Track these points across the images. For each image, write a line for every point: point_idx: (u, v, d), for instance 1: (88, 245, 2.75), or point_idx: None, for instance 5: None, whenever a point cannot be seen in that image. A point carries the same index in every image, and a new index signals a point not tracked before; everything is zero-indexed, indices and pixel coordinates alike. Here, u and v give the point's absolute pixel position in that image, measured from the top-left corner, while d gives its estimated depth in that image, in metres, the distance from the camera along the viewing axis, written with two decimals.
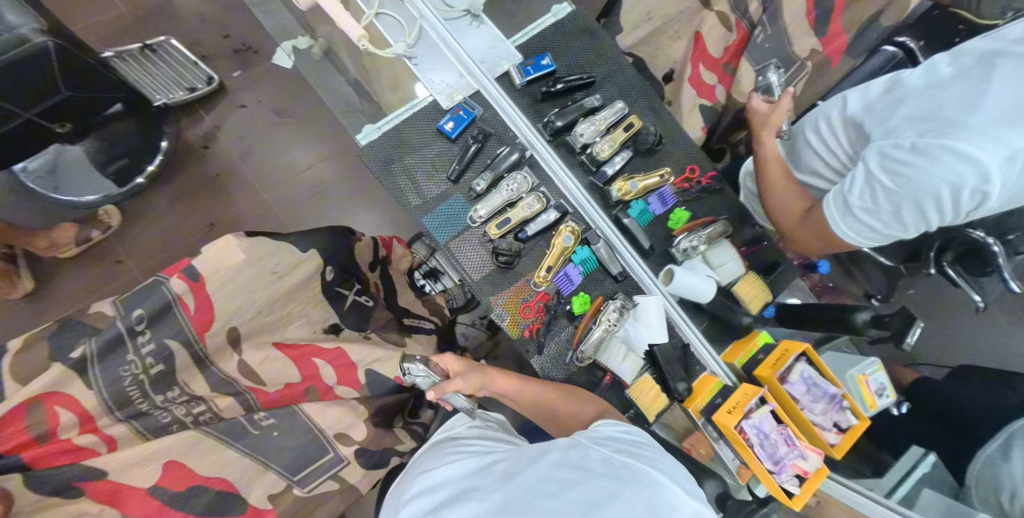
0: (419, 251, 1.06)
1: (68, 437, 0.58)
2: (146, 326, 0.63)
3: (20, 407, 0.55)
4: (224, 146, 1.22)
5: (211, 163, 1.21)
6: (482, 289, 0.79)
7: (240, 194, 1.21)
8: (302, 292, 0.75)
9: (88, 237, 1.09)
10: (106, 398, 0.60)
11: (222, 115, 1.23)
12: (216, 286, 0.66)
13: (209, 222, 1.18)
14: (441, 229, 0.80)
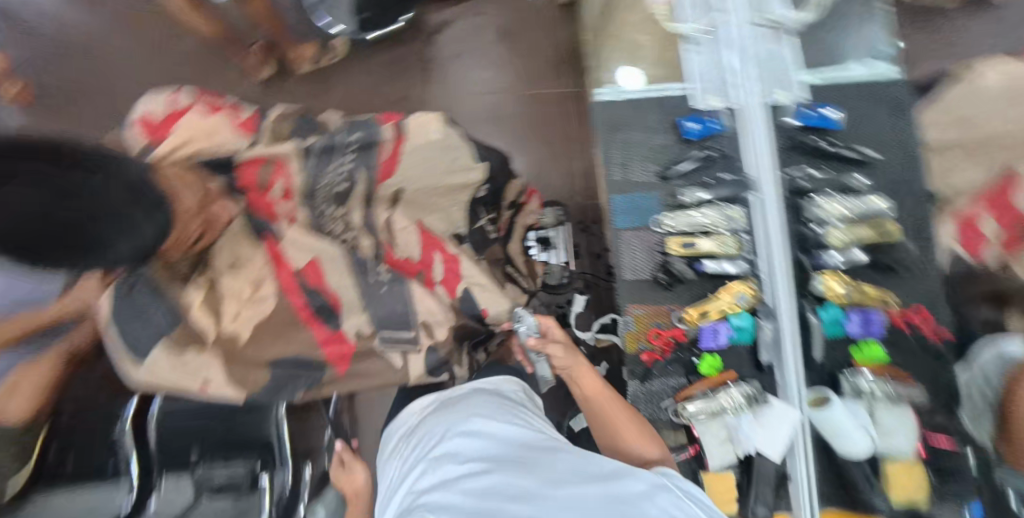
0: (546, 216, 1.25)
1: (272, 199, 0.68)
2: (355, 149, 0.75)
3: (261, 158, 0.67)
4: (444, 40, 1.38)
5: (431, 48, 1.37)
6: (629, 281, 0.93)
7: (435, 85, 1.36)
8: (454, 193, 0.91)
9: (320, 58, 1.30)
10: (309, 184, 0.70)
11: (459, 14, 1.39)
12: (410, 150, 0.80)
13: (402, 95, 1.34)
14: (626, 215, 0.95)
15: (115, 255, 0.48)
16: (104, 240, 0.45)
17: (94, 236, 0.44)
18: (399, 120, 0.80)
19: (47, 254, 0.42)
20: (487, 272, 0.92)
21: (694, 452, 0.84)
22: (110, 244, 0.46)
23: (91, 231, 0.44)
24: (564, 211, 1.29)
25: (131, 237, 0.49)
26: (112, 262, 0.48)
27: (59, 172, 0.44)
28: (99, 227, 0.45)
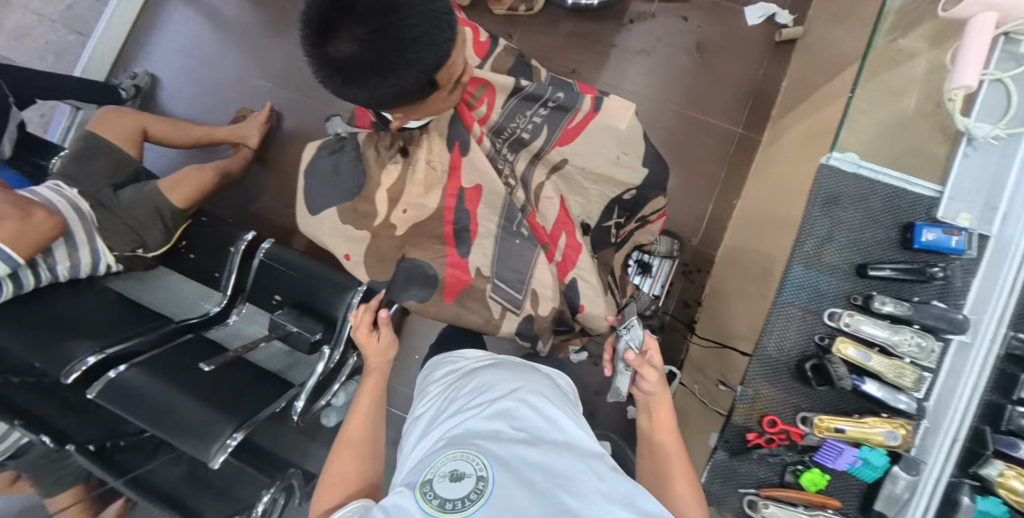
0: (661, 245, 1.12)
1: (474, 119, 0.66)
2: (551, 105, 0.72)
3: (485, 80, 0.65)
4: (640, 33, 1.30)
5: (621, 38, 1.31)
6: (783, 369, 0.58)
7: (608, 77, 1.31)
8: (609, 185, 0.84)
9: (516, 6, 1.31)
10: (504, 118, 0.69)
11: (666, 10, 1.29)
12: (593, 129, 0.76)
13: (573, 70, 1.32)
14: (835, 271, 0.57)
15: (415, 73, 0.46)
16: (412, 46, 0.44)
17: (402, 59, 0.44)
18: (599, 94, 0.76)
19: (373, 55, 0.43)
20: (597, 269, 0.89)
21: None
22: (417, 57, 0.45)
23: (405, 34, 0.43)
24: (679, 245, 1.15)
25: (437, 54, 0.46)
26: (412, 84, 0.47)
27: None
28: (412, 36, 0.43)
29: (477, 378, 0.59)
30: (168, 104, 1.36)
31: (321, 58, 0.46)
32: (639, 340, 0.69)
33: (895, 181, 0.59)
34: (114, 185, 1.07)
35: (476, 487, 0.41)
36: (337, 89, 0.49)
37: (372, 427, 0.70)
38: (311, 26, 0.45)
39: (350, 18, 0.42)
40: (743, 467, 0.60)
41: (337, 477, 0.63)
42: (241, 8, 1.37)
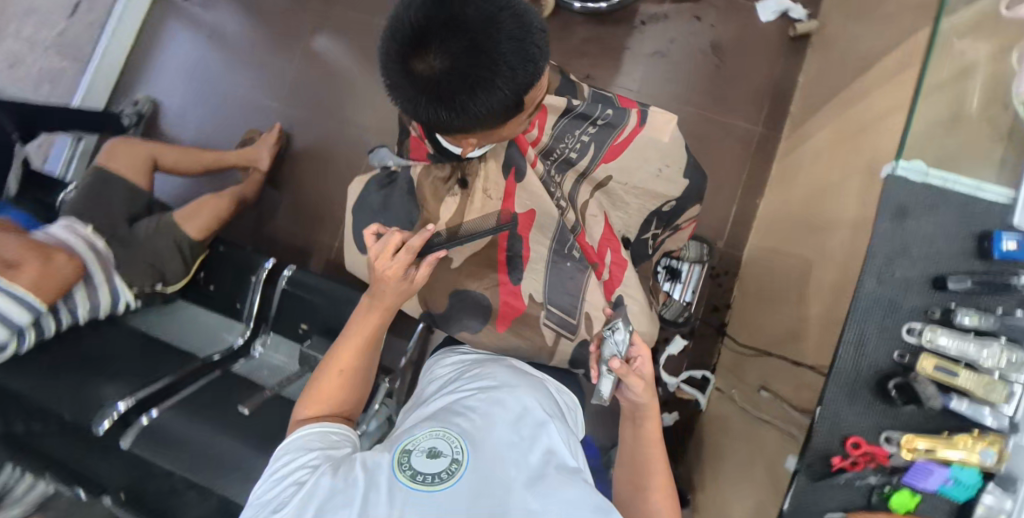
0: (690, 252, 1.09)
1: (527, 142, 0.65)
2: (597, 124, 0.71)
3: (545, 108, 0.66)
4: (654, 34, 1.23)
5: (633, 41, 1.24)
6: (848, 388, 0.59)
7: (624, 83, 1.24)
8: (652, 200, 0.83)
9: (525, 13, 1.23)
10: (553, 140, 0.69)
11: (679, 9, 1.23)
12: (636, 147, 0.75)
13: (586, 76, 1.25)
14: (898, 296, 0.58)
15: (504, 89, 0.45)
16: (505, 62, 0.43)
17: (491, 78, 0.44)
18: (642, 108, 0.76)
19: (466, 70, 0.43)
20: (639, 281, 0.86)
21: None
22: (509, 74, 0.44)
23: (500, 50, 0.43)
24: (708, 250, 1.12)
25: (526, 72, 0.46)
26: (499, 102, 0.46)
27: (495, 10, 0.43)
28: (506, 53, 0.43)
29: (476, 377, 0.64)
30: (172, 129, 1.32)
31: (406, 72, 0.45)
32: (626, 343, 0.65)
33: (965, 190, 0.59)
34: (129, 218, 1.04)
35: (450, 467, 0.47)
36: (419, 105, 0.48)
37: (364, 355, 0.67)
38: (399, 39, 0.44)
39: (447, 32, 0.41)
40: (826, 490, 0.59)
41: (321, 396, 0.64)
42: (242, 26, 1.32)
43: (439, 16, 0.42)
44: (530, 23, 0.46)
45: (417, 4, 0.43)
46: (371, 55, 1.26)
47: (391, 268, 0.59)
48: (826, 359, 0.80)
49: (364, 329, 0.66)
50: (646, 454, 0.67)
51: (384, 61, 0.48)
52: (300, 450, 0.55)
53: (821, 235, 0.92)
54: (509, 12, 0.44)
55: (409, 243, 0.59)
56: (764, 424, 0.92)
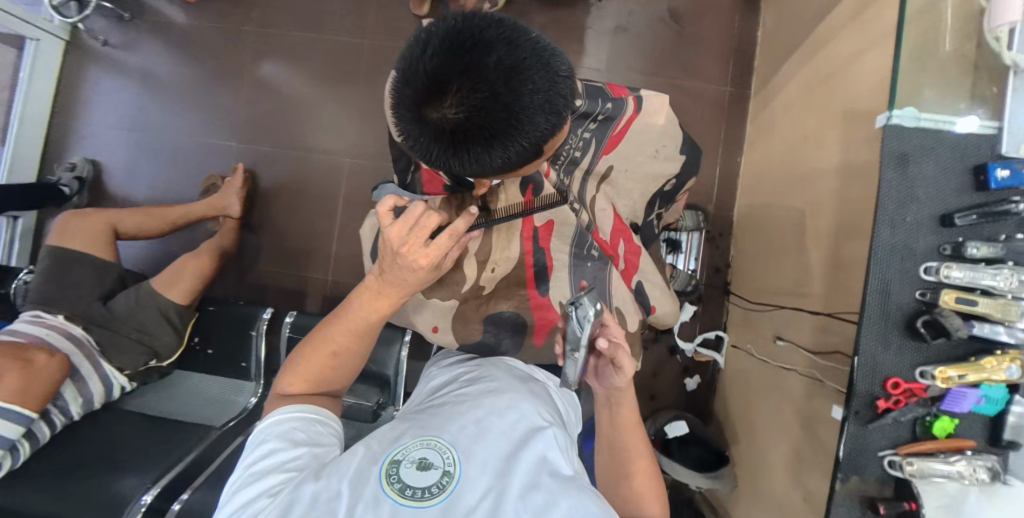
0: (687, 222, 1.13)
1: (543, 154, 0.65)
2: (599, 119, 0.72)
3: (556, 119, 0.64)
4: (612, 9, 1.21)
5: (593, 19, 1.22)
6: (875, 327, 0.67)
7: (591, 63, 1.22)
8: (652, 181, 0.89)
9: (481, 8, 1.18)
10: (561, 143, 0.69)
11: None
12: (631, 137, 0.80)
13: None
14: (904, 233, 0.67)
15: (522, 141, 0.46)
16: (526, 114, 0.44)
17: (510, 127, 0.44)
18: (636, 94, 0.78)
19: (484, 123, 0.42)
20: (654, 265, 0.92)
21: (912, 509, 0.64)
22: (528, 126, 0.45)
23: (522, 102, 0.43)
24: (703, 216, 1.15)
25: (545, 122, 0.46)
26: (515, 152, 0.47)
27: (513, 57, 0.42)
28: (528, 106, 0.43)
29: (470, 379, 0.64)
30: (122, 189, 1.21)
31: (420, 117, 0.44)
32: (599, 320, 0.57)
33: (954, 128, 0.66)
34: (103, 297, 0.96)
35: (440, 480, 0.48)
36: (429, 150, 0.48)
37: (360, 338, 0.65)
38: (415, 84, 0.43)
39: (469, 83, 0.41)
40: (875, 432, 0.66)
41: (305, 372, 0.64)
42: (176, 64, 1.21)
43: (461, 66, 0.41)
44: (550, 71, 0.46)
45: (437, 49, 0.42)
46: (325, 75, 1.19)
47: (430, 250, 0.56)
48: (830, 300, 0.86)
49: (358, 317, 0.64)
50: (628, 442, 0.68)
51: (398, 102, 0.47)
52: (283, 443, 0.55)
53: (807, 185, 0.96)
54: (532, 63, 0.44)
55: (457, 228, 0.57)
56: (783, 371, 0.97)
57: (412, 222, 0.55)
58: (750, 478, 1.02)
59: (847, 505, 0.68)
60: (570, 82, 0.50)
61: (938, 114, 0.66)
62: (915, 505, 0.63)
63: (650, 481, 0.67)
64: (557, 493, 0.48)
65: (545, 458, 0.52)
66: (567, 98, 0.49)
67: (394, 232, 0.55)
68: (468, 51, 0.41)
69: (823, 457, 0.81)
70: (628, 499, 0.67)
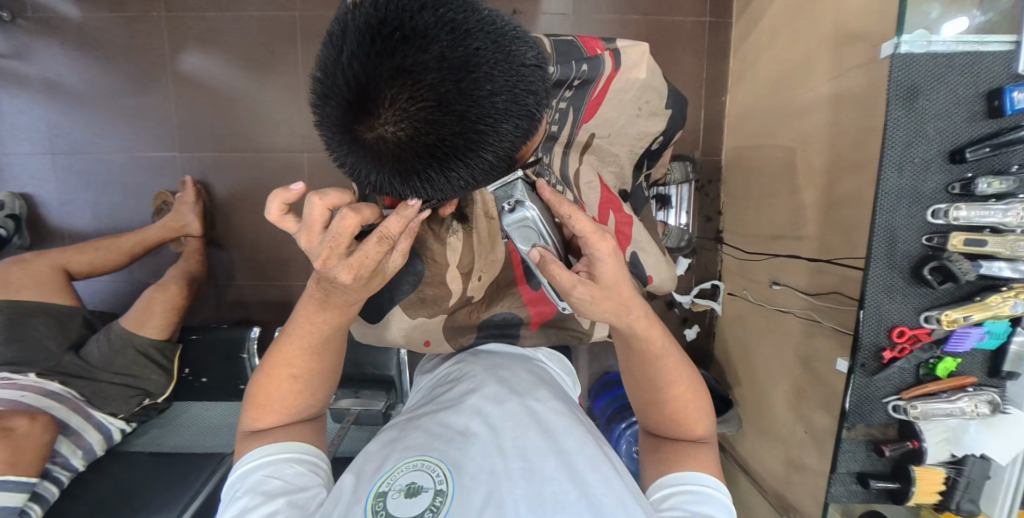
0: (675, 174, 1.08)
1: None
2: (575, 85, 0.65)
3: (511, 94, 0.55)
4: None
5: None
6: (882, 274, 0.65)
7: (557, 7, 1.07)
8: (637, 141, 0.83)
9: None
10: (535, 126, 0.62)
11: None
12: (612, 99, 0.73)
13: (513, 11, 1.07)
14: (911, 172, 0.64)
15: (485, 154, 0.36)
16: (486, 123, 0.34)
17: (469, 142, 0.34)
18: (612, 47, 0.69)
19: (433, 141, 0.33)
20: (647, 231, 0.88)
21: (913, 447, 0.67)
22: (490, 137, 0.35)
23: (479, 108, 0.33)
24: (691, 166, 1.10)
25: (512, 127, 0.37)
26: (478, 169, 0.38)
27: (459, 51, 0.32)
28: (487, 111, 0.34)
29: (458, 381, 0.62)
30: (64, 220, 1.11)
31: (351, 138, 0.35)
32: (526, 218, 0.48)
33: (969, 49, 0.61)
34: (72, 346, 0.92)
35: (434, 502, 0.45)
36: (369, 176, 0.38)
37: (315, 356, 0.59)
38: (338, 97, 0.34)
39: (407, 90, 0.31)
40: (881, 381, 0.68)
41: (267, 402, 0.59)
42: (84, 70, 1.06)
43: (391, 70, 0.31)
44: (512, 60, 0.36)
45: (358, 48, 0.32)
46: (260, 58, 1.05)
47: (357, 259, 0.46)
48: (823, 241, 0.84)
49: (312, 331, 0.57)
50: (659, 370, 0.59)
51: (325, 120, 0.37)
52: (256, 497, 0.51)
53: (797, 122, 0.90)
54: (486, 53, 0.34)
55: (387, 230, 0.44)
56: (779, 314, 0.97)
57: (321, 227, 0.46)
58: (754, 417, 1.06)
59: (854, 450, 0.71)
60: (538, 69, 0.40)
61: (955, 35, 0.60)
62: (918, 443, 0.66)
63: (689, 400, 0.61)
64: (565, 481, 0.45)
65: (546, 438, 0.50)
66: (536, 91, 0.39)
67: (303, 242, 0.46)
68: (398, 46, 0.31)
69: (825, 397, 0.83)
70: (672, 425, 0.61)
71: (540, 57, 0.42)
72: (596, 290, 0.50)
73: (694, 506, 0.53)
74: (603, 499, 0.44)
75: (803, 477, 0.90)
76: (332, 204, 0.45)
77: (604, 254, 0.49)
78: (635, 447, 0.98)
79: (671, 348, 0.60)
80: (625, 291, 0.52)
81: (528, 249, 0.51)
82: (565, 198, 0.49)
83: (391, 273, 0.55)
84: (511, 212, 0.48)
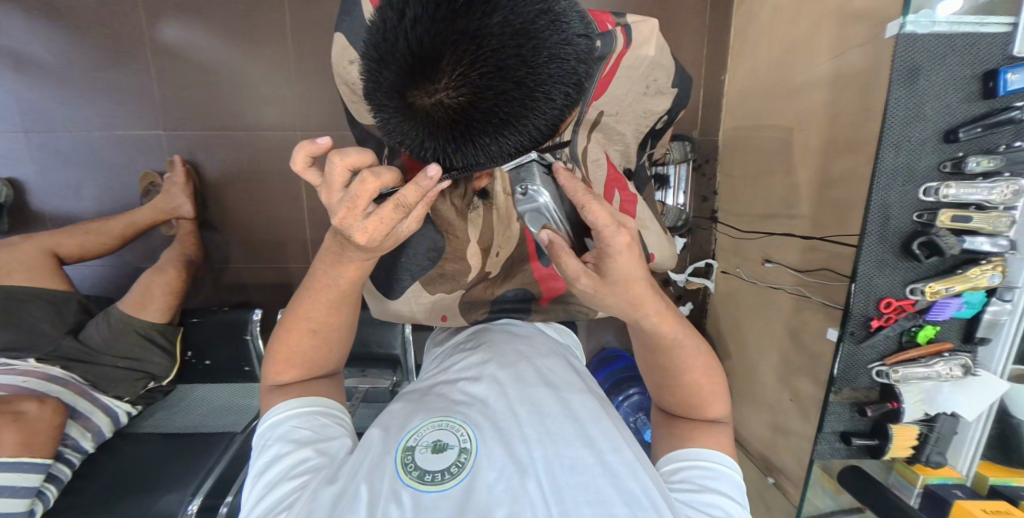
0: (673, 154, 1.10)
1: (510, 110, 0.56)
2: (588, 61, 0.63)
3: None
4: None
5: None
6: (872, 249, 0.69)
7: None
8: (643, 119, 0.83)
9: None
10: None
11: None
12: (621, 76, 0.72)
13: None
14: (908, 151, 0.66)
15: (539, 122, 0.34)
16: (544, 90, 0.32)
17: (529, 111, 0.32)
18: (623, 23, 0.68)
19: (492, 107, 0.31)
20: (649, 210, 0.90)
21: (893, 409, 0.73)
22: (545, 105, 0.33)
23: (540, 76, 0.31)
24: (690, 146, 1.12)
25: (565, 95, 0.35)
26: (527, 137, 0.35)
27: (524, 21, 0.30)
28: (545, 77, 0.32)
29: (474, 348, 0.63)
30: (47, 204, 1.07)
31: (404, 106, 0.32)
32: (537, 195, 0.46)
33: (969, 30, 0.62)
34: (71, 331, 0.91)
35: (458, 458, 0.47)
36: (419, 145, 0.35)
37: (337, 317, 0.59)
38: (393, 60, 0.30)
39: (469, 55, 0.29)
40: (867, 348, 0.74)
41: (289, 357, 0.60)
42: (50, 40, 0.99)
43: (456, 33, 0.29)
44: (566, 29, 0.34)
45: (421, 10, 0.29)
46: (247, 30, 0.99)
47: (371, 223, 0.43)
48: (817, 218, 0.87)
49: (330, 287, 0.56)
50: (677, 360, 0.61)
51: (372, 86, 0.34)
52: (287, 444, 0.52)
53: (795, 101, 0.91)
54: (545, 19, 0.32)
55: (403, 199, 0.41)
56: (770, 288, 1.02)
57: (342, 188, 0.42)
58: (744, 384, 1.12)
59: (840, 410, 0.77)
60: (588, 38, 0.38)
61: (961, 16, 0.61)
62: (898, 403, 0.72)
63: (705, 386, 0.62)
64: (581, 446, 0.48)
65: (564, 405, 0.52)
66: (587, 60, 0.37)
67: (323, 199, 0.43)
68: (463, 11, 0.29)
69: (811, 365, 0.89)
70: (685, 407, 0.63)
71: (588, 28, 0.40)
72: (599, 284, 0.52)
73: (704, 481, 0.55)
74: (616, 464, 0.47)
75: (787, 440, 0.97)
76: (354, 164, 0.41)
77: (617, 251, 0.47)
78: (635, 417, 1.04)
79: (685, 339, 0.60)
80: (635, 286, 0.52)
81: (538, 229, 0.50)
82: (580, 184, 0.45)
83: (404, 237, 0.50)
84: (524, 196, 0.46)
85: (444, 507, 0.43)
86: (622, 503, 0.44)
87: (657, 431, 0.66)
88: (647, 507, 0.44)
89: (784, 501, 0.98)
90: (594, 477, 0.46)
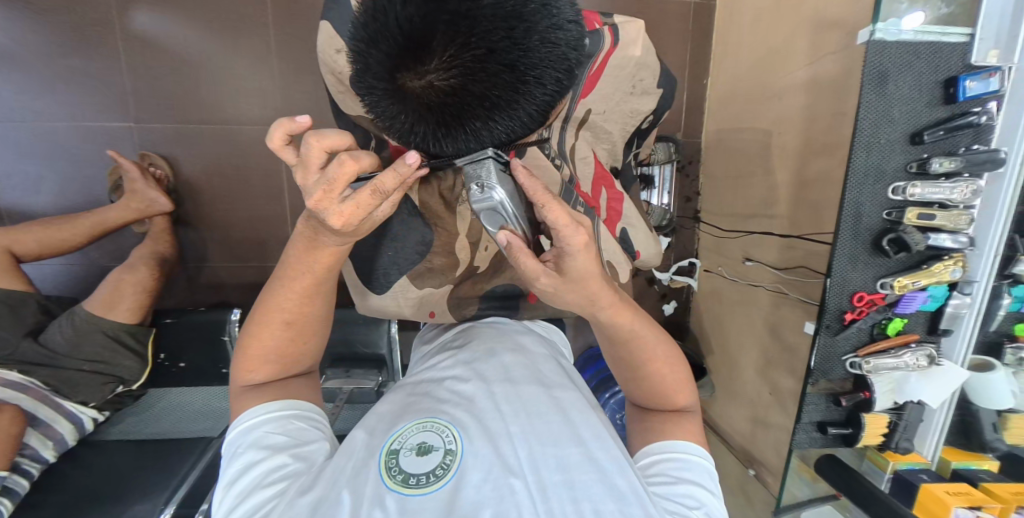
0: (658, 154, 1.13)
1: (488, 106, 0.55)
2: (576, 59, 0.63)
3: None
4: None
5: None
6: (843, 244, 0.73)
7: None
8: (631, 120, 0.85)
9: None
10: None
11: None
12: (611, 76, 0.74)
13: None
14: (879, 151, 0.70)
15: (531, 108, 0.34)
16: (536, 74, 0.32)
17: (521, 94, 0.32)
18: (611, 23, 0.70)
19: (482, 89, 0.31)
20: (636, 208, 0.92)
21: (865, 398, 0.77)
22: (536, 89, 0.33)
23: (532, 58, 0.31)
24: (674, 147, 1.15)
25: (557, 80, 0.35)
26: (520, 122, 0.36)
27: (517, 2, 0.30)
28: (536, 61, 0.32)
29: (460, 348, 0.63)
30: (8, 198, 1.01)
31: (393, 89, 0.32)
32: (497, 192, 0.42)
33: (934, 39, 0.66)
34: (31, 332, 0.86)
35: (444, 460, 0.46)
36: (410, 129, 0.35)
37: (313, 305, 0.58)
38: (382, 40, 0.30)
39: (462, 35, 0.29)
40: (842, 340, 0.78)
41: (263, 351, 0.57)
42: (8, 25, 0.93)
43: (448, 12, 0.28)
44: (558, 14, 0.34)
45: None
46: (228, 21, 0.96)
47: (348, 208, 0.42)
48: (794, 217, 0.91)
49: (302, 270, 0.54)
50: (636, 350, 0.60)
51: (361, 71, 0.33)
52: (261, 451, 0.50)
53: (773, 105, 0.95)
54: (536, 4, 0.32)
55: (381, 184, 0.41)
56: (751, 287, 1.05)
57: (318, 170, 0.42)
58: (725, 379, 1.15)
59: (817, 401, 0.81)
60: (579, 26, 0.38)
61: (925, 26, 0.65)
62: (869, 393, 0.77)
63: (665, 371, 0.61)
64: (570, 446, 0.48)
65: (552, 405, 0.52)
66: (579, 47, 0.37)
67: (299, 181, 0.42)
68: None
69: (788, 358, 0.92)
70: (658, 397, 0.62)
71: (580, 16, 0.40)
72: (559, 282, 0.51)
73: (676, 471, 0.54)
74: (604, 462, 0.48)
75: (766, 433, 1.01)
76: (332, 147, 0.41)
77: (577, 248, 0.47)
78: (620, 413, 1.05)
79: (642, 329, 0.59)
80: (592, 283, 0.51)
81: (496, 231, 0.47)
82: (540, 184, 0.44)
83: (378, 223, 0.49)
84: (479, 195, 0.43)
85: (430, 509, 0.43)
86: (611, 501, 0.44)
87: (633, 424, 0.65)
88: (634, 505, 0.44)
89: (765, 493, 1.02)
90: (584, 475, 0.46)
